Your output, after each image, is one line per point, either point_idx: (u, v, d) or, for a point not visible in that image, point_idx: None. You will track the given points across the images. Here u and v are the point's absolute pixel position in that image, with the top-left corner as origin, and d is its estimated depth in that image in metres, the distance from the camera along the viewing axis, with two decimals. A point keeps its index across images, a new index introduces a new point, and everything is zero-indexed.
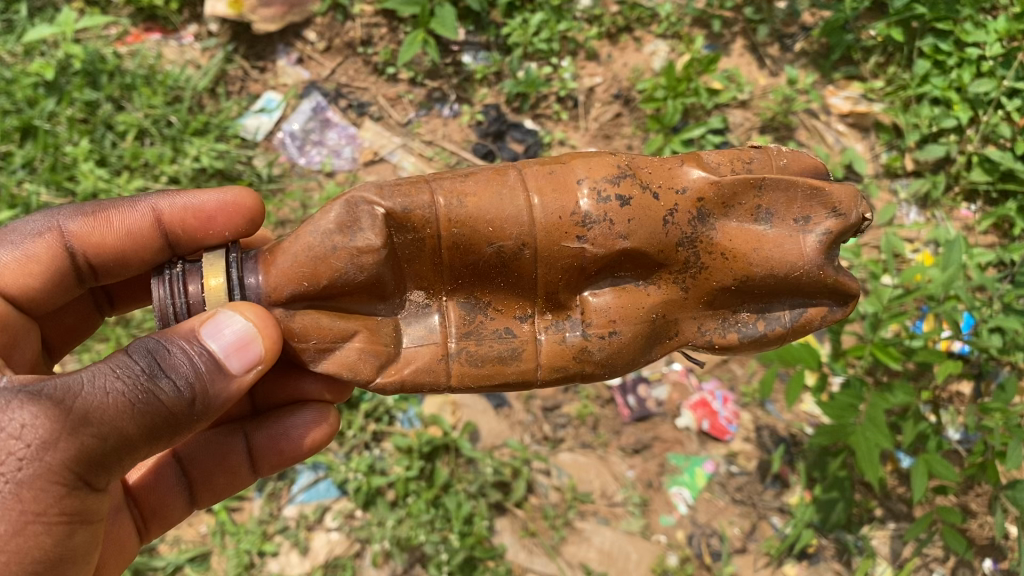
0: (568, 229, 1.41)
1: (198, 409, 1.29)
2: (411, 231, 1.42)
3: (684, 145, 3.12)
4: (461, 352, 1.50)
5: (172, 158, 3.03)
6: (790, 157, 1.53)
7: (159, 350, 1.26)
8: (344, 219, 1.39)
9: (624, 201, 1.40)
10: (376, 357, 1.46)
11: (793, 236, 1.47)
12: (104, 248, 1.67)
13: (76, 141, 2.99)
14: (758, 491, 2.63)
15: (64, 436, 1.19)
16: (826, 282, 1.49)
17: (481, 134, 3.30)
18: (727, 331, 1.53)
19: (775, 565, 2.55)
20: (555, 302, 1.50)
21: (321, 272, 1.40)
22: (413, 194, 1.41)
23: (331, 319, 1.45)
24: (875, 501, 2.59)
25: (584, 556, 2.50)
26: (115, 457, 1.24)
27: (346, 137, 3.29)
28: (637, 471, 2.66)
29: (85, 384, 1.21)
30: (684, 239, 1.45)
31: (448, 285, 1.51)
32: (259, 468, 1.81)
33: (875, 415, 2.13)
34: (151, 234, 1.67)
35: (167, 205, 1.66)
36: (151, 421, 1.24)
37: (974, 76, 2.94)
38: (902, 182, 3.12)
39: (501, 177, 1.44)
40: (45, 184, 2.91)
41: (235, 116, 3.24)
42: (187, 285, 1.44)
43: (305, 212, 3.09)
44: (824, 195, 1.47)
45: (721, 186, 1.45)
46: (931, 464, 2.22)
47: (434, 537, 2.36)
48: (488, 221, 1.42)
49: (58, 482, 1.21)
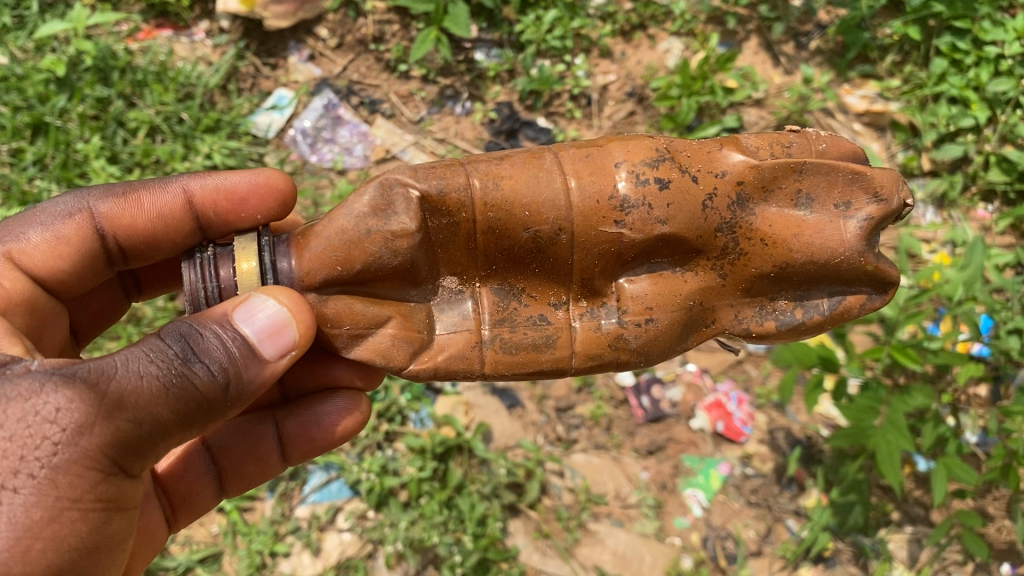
0: (606, 213, 1.39)
1: (231, 395, 1.26)
2: (446, 215, 1.41)
3: None
4: (495, 339, 1.48)
5: (183, 155, 3.01)
6: (830, 142, 1.52)
7: (192, 334, 1.24)
8: (378, 202, 1.37)
9: (663, 185, 1.38)
10: (409, 343, 1.44)
11: (834, 221, 1.44)
12: (135, 230, 1.65)
13: (87, 138, 2.97)
14: (774, 494, 2.60)
15: (101, 420, 1.16)
16: (866, 269, 1.46)
17: (493, 132, 3.28)
18: (764, 319, 1.51)
19: (791, 568, 2.53)
20: (590, 289, 1.49)
21: (355, 257, 1.38)
22: (448, 177, 1.40)
23: (364, 304, 1.43)
24: (892, 504, 2.56)
25: (597, 558, 2.47)
26: (149, 442, 1.22)
27: (357, 135, 3.27)
28: (651, 472, 2.64)
29: (119, 368, 1.18)
30: (723, 225, 1.42)
31: (482, 271, 1.49)
32: (289, 456, 1.81)
33: (896, 418, 2.10)
34: (182, 217, 1.66)
35: (198, 186, 1.65)
36: (185, 406, 1.21)
37: (992, 75, 2.90)
38: (919, 181, 3.08)
39: (538, 160, 1.42)
40: (57, 182, 2.90)
41: (246, 113, 3.22)
42: (218, 269, 1.41)
43: (316, 210, 3.07)
44: (866, 178, 1.44)
45: (762, 169, 1.42)
46: (951, 467, 2.19)
47: (447, 539, 2.34)
48: (525, 205, 1.40)
49: (93, 467, 1.17)
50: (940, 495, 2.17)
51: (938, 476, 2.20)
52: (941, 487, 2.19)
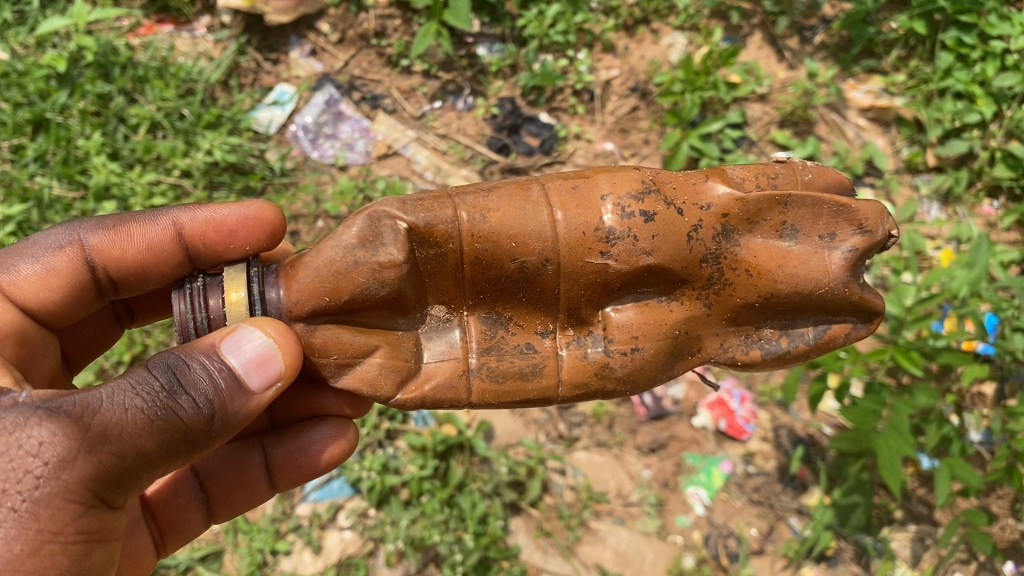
0: (592, 245, 1.39)
1: (216, 426, 1.26)
2: (434, 246, 1.40)
3: (702, 141, 3.05)
4: (481, 368, 1.47)
5: (184, 151, 2.99)
6: (816, 172, 1.49)
7: (178, 365, 1.24)
8: (366, 233, 1.36)
9: (648, 217, 1.38)
10: (396, 372, 1.42)
11: (818, 252, 1.43)
12: (125, 261, 1.65)
13: (88, 134, 2.96)
14: (776, 492, 2.60)
15: (83, 454, 1.15)
16: (850, 299, 1.45)
17: (496, 127, 3.27)
18: (750, 348, 1.49)
19: (794, 567, 2.51)
20: (577, 318, 1.48)
21: (342, 287, 1.36)
22: (436, 209, 1.39)
23: (352, 334, 1.41)
24: (895, 502, 2.55)
25: (598, 556, 2.47)
26: (133, 475, 1.21)
27: (359, 130, 3.26)
28: (653, 470, 2.63)
29: (103, 401, 1.18)
30: (709, 256, 1.41)
31: (469, 300, 1.49)
32: (277, 484, 1.80)
33: (899, 422, 2.08)
34: (172, 248, 1.66)
35: (188, 219, 1.65)
36: (170, 438, 1.21)
37: (998, 70, 2.88)
38: (923, 177, 3.06)
39: (524, 192, 1.42)
40: (57, 178, 2.89)
41: (248, 109, 3.21)
42: (208, 299, 1.41)
43: (318, 206, 3.05)
44: (850, 211, 1.42)
45: (746, 202, 1.40)
46: (954, 467, 2.17)
47: (449, 537, 2.34)
48: (511, 236, 1.39)
49: (75, 500, 1.17)
50: (944, 494, 2.15)
51: (941, 477, 2.19)
52: (944, 487, 2.17)
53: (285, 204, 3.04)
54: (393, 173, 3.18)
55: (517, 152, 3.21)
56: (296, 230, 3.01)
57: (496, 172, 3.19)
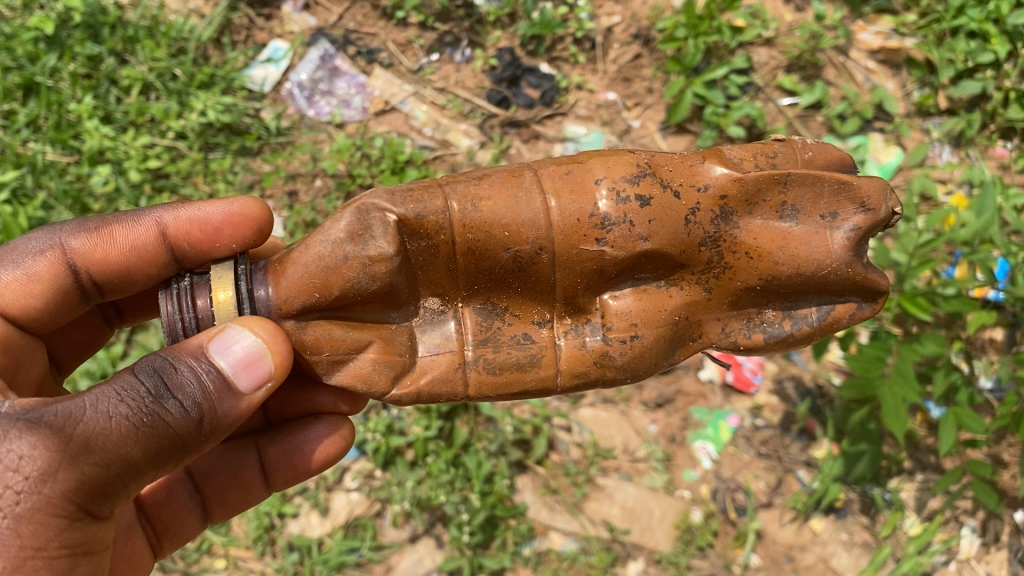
0: (587, 231, 1.34)
1: (205, 429, 1.24)
2: (424, 238, 1.36)
3: (707, 87, 3.00)
4: (478, 360, 1.43)
5: (178, 113, 2.94)
6: (816, 150, 1.44)
7: (166, 368, 1.21)
8: (355, 227, 1.33)
9: (644, 201, 1.33)
10: (390, 367, 1.39)
11: (820, 232, 1.37)
12: (108, 265, 1.62)
13: (80, 97, 2.91)
14: (784, 445, 2.58)
15: (64, 466, 1.13)
16: (854, 279, 1.39)
17: (495, 79, 3.19)
18: (752, 332, 1.45)
19: (802, 519, 2.50)
20: (574, 306, 1.44)
21: (332, 283, 1.33)
22: (426, 200, 1.34)
23: (345, 329, 1.39)
24: (904, 452, 2.51)
25: (606, 513, 2.46)
26: (119, 484, 1.19)
27: (355, 86, 3.18)
28: (660, 425, 2.61)
29: (87, 409, 1.16)
30: (707, 239, 1.37)
31: (464, 291, 1.44)
32: (272, 483, 1.78)
33: (904, 368, 2.05)
34: (157, 249, 1.61)
35: (171, 218, 1.60)
36: (156, 444, 1.18)
37: (1013, 7, 2.78)
38: (934, 120, 2.98)
39: (516, 179, 1.37)
40: (50, 143, 2.85)
41: (241, 67, 3.14)
42: (196, 300, 1.37)
43: (315, 164, 2.96)
44: (852, 188, 1.36)
45: (745, 183, 1.36)
46: (961, 416, 2.15)
47: (454, 498, 2.33)
48: (504, 225, 1.35)
49: (58, 514, 1.14)
50: (948, 442, 2.13)
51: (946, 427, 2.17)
52: (950, 435, 2.14)
53: (282, 165, 2.97)
54: (392, 129, 3.11)
55: (516, 105, 3.15)
56: (295, 192, 2.93)
57: (496, 126, 3.12)
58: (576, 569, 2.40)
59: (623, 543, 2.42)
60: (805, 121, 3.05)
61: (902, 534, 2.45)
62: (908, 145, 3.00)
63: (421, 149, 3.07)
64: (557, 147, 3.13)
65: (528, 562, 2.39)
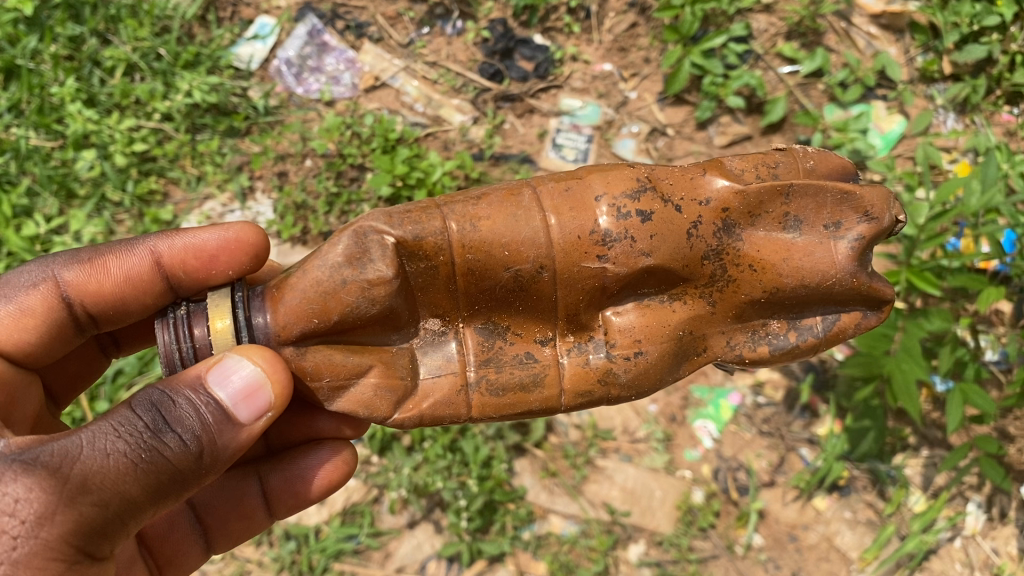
0: (587, 248, 1.30)
1: (205, 462, 1.20)
2: (423, 259, 1.31)
3: (705, 57, 2.91)
4: (480, 381, 1.38)
5: (163, 94, 2.87)
6: (817, 158, 1.40)
7: (164, 401, 1.17)
8: (352, 251, 1.28)
9: (645, 217, 1.29)
10: (392, 392, 1.34)
11: (823, 242, 1.34)
12: (103, 296, 1.57)
13: (62, 80, 2.84)
14: (786, 423, 2.53)
15: (61, 507, 1.09)
16: (859, 290, 1.35)
17: (487, 52, 3.11)
18: (757, 344, 1.40)
19: (805, 498, 2.45)
20: (576, 323, 1.39)
21: (331, 308, 1.29)
22: (424, 220, 1.30)
23: (344, 354, 1.34)
24: (909, 428, 2.45)
25: (606, 495, 2.43)
26: (118, 522, 1.15)
27: (344, 62, 3.10)
28: (660, 405, 2.56)
29: (83, 448, 1.12)
30: (710, 252, 1.33)
31: (465, 311, 1.39)
32: (275, 511, 1.75)
33: (912, 345, 2.01)
34: (152, 278, 1.57)
35: (166, 246, 1.55)
36: (156, 480, 1.14)
37: None
38: (939, 86, 2.91)
39: (515, 197, 1.32)
40: (34, 128, 2.78)
41: (227, 45, 3.06)
42: (193, 328, 1.32)
43: (305, 144, 2.87)
44: (855, 198, 1.33)
45: (746, 194, 1.32)
46: (967, 392, 2.10)
47: (451, 484, 2.30)
48: (504, 244, 1.30)
49: (57, 558, 1.10)
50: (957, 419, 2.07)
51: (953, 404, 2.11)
52: (957, 413, 2.09)
53: (271, 144, 2.89)
54: (382, 106, 3.03)
55: (510, 78, 3.06)
56: (284, 172, 2.85)
57: (489, 100, 3.05)
58: (576, 552, 2.37)
59: (623, 525, 2.39)
60: (807, 90, 2.98)
61: (907, 511, 2.40)
62: (912, 112, 2.93)
63: (413, 126, 2.99)
64: (552, 121, 3.05)
65: (528, 546, 2.36)
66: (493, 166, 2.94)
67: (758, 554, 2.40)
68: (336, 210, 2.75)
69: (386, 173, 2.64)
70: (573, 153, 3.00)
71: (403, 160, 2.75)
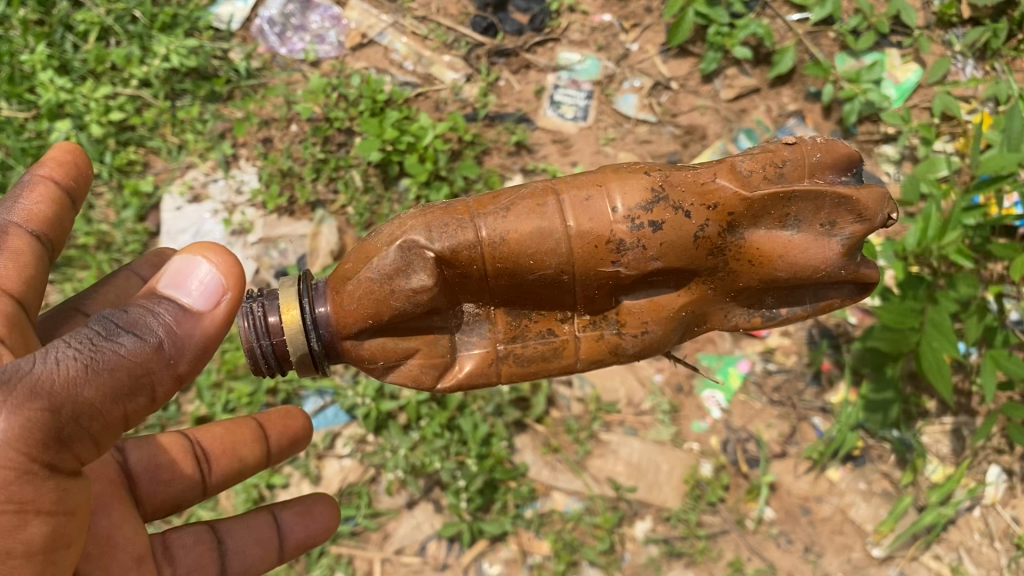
0: (601, 254, 1.17)
1: (170, 360, 1.10)
2: (458, 267, 1.19)
3: (710, 6, 2.77)
4: (509, 352, 1.30)
5: (140, 59, 2.73)
6: (824, 149, 1.24)
7: (115, 313, 1.08)
8: (398, 263, 1.18)
9: (657, 227, 1.15)
10: (436, 368, 1.28)
11: (819, 241, 1.22)
12: (56, 217, 1.48)
13: (32, 47, 2.69)
14: (798, 391, 2.42)
15: (8, 416, 0.98)
16: (848, 277, 1.26)
17: (480, 5, 2.93)
18: (748, 316, 1.32)
19: (818, 469, 2.35)
20: (594, 306, 1.27)
21: (383, 310, 1.20)
22: (459, 232, 1.17)
23: (397, 339, 1.26)
24: (927, 395, 2.35)
25: (611, 470, 2.34)
26: (83, 437, 1.05)
27: (329, 19, 2.93)
28: (665, 375, 2.47)
29: (31, 363, 1.02)
30: (718, 249, 1.20)
31: (498, 299, 1.27)
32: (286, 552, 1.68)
33: (941, 321, 1.81)
34: (65, 200, 1.50)
35: (42, 168, 1.50)
36: (114, 382, 1.05)
37: None
38: (957, 31, 2.76)
39: (541, 206, 1.18)
40: (5, 98, 2.65)
41: (206, 4, 2.88)
42: (270, 318, 1.21)
43: (290, 109, 2.72)
44: (852, 202, 1.20)
45: (753, 201, 1.18)
46: (999, 359, 1.93)
47: (449, 464, 2.21)
48: (528, 254, 1.17)
49: (9, 466, 0.98)
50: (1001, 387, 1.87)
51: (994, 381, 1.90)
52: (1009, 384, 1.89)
53: (254, 110, 2.74)
54: (370, 65, 2.88)
55: (504, 32, 2.90)
56: (268, 138, 2.72)
57: (483, 55, 2.89)
58: (580, 530, 2.28)
59: (629, 501, 2.30)
60: (816, 38, 2.83)
61: (924, 481, 2.30)
62: (928, 59, 2.78)
63: (402, 85, 2.84)
64: (550, 77, 2.89)
65: (530, 524, 2.28)
66: (488, 128, 2.80)
67: (769, 528, 2.30)
68: (324, 177, 2.61)
69: (375, 137, 2.51)
70: (572, 110, 2.86)
71: (393, 122, 2.61)
